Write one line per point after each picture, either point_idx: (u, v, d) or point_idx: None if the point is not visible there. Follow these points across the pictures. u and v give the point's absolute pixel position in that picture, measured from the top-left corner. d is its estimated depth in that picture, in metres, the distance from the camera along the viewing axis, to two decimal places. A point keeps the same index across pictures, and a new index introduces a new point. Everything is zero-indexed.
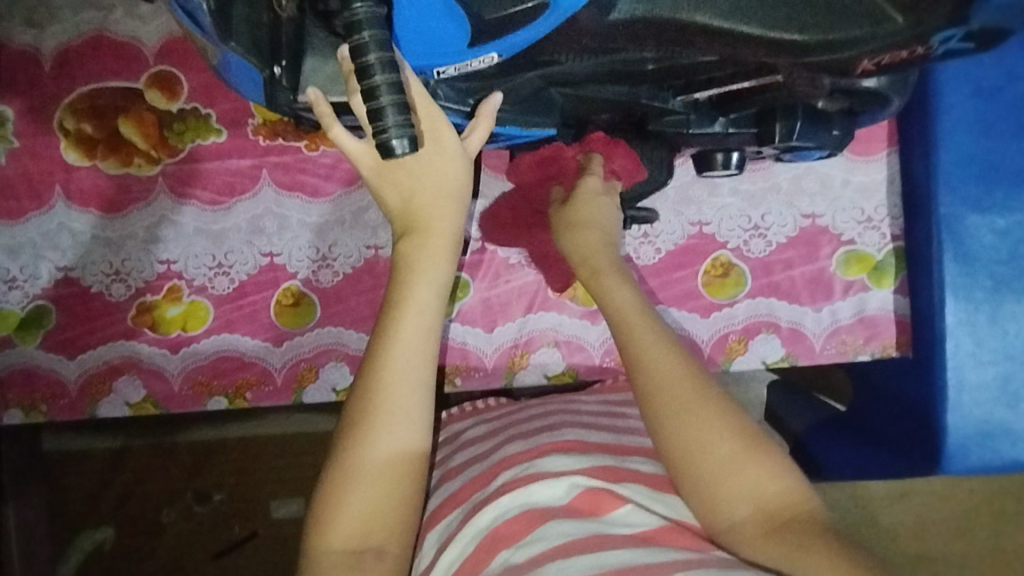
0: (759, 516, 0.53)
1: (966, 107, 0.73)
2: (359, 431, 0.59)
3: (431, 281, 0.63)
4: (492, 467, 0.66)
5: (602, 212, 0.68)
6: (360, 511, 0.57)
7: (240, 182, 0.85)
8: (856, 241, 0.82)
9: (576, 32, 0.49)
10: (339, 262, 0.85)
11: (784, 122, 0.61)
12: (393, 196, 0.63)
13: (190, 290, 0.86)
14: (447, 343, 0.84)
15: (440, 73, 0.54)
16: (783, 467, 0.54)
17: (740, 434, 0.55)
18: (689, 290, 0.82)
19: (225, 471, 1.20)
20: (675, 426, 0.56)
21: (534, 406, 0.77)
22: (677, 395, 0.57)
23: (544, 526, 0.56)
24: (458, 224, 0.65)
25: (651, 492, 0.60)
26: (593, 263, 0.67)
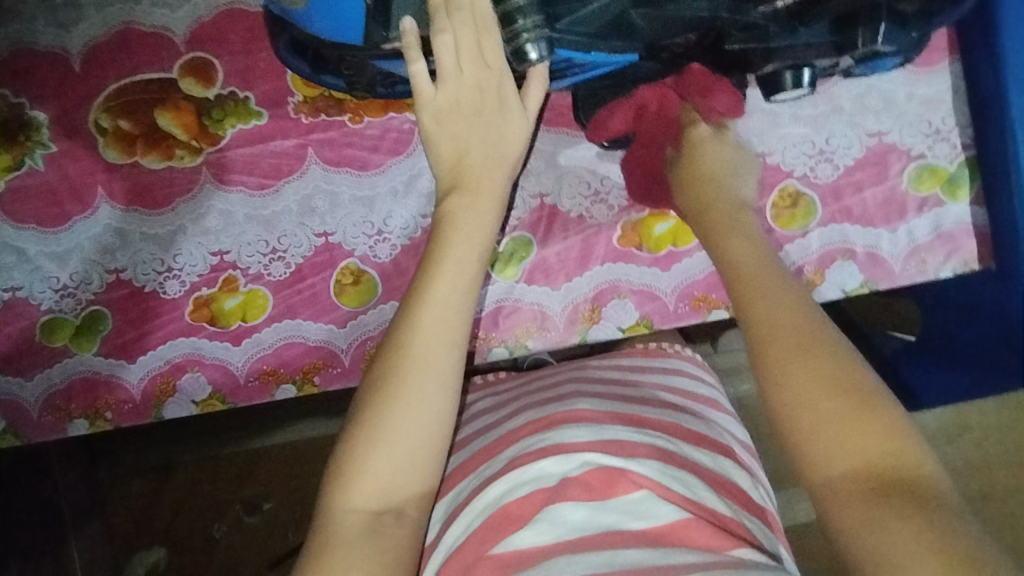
0: (857, 476, 0.47)
1: None
2: (396, 392, 0.56)
3: (460, 250, 0.61)
4: (499, 439, 0.65)
5: (723, 156, 0.70)
6: (373, 492, 0.54)
7: (287, 163, 0.83)
8: (925, 155, 0.79)
9: None
10: (396, 234, 0.83)
11: (866, 27, 0.59)
12: (449, 146, 0.65)
13: (247, 279, 0.83)
14: (517, 304, 0.82)
15: None
16: (916, 446, 0.48)
17: (869, 397, 0.50)
18: (758, 225, 0.80)
19: (277, 478, 1.17)
20: (786, 371, 0.52)
21: (553, 374, 0.76)
22: (795, 335, 0.54)
23: (555, 508, 0.54)
24: (504, 192, 0.65)
25: (667, 469, 0.57)
26: (710, 212, 0.68)
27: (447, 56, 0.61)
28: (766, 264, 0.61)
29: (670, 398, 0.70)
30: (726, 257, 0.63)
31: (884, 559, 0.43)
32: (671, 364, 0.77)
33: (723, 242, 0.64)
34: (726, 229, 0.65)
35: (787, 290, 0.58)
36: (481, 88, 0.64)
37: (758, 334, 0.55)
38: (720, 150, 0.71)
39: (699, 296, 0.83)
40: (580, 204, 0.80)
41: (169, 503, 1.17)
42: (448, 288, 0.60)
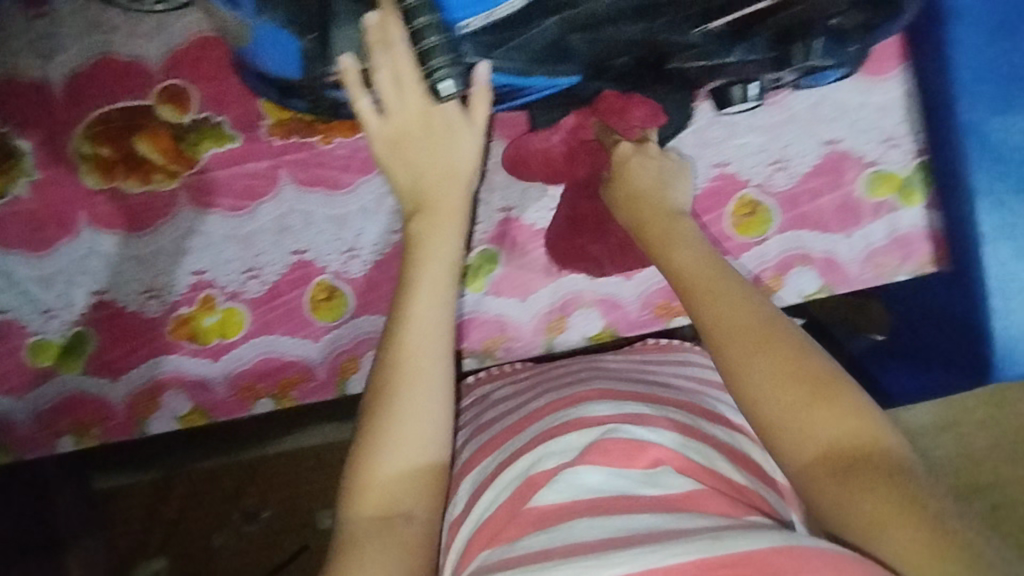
0: (824, 457, 0.53)
1: (979, 7, 0.73)
2: (390, 403, 0.61)
3: (436, 262, 0.67)
4: (526, 416, 0.68)
5: (662, 169, 0.75)
6: (399, 481, 0.58)
7: (260, 184, 0.85)
8: (878, 162, 0.81)
9: None
10: (367, 251, 0.86)
11: (802, 43, 0.63)
12: (403, 174, 0.68)
13: (224, 297, 0.86)
14: (486, 316, 0.85)
15: (467, 26, 0.60)
16: (862, 411, 0.54)
17: (815, 380, 0.56)
18: (717, 233, 0.83)
19: (273, 486, 1.20)
20: (742, 367, 0.58)
21: (567, 363, 0.78)
22: (749, 332, 0.60)
23: (579, 470, 0.56)
24: (464, 205, 0.69)
25: (679, 441, 0.61)
26: (659, 220, 0.72)
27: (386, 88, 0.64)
28: (711, 267, 0.66)
29: (686, 385, 0.74)
30: (676, 263, 0.68)
31: (865, 527, 0.49)
32: (682, 356, 0.81)
33: (674, 245, 0.69)
34: (675, 235, 0.70)
35: (743, 294, 0.63)
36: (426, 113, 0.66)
37: (712, 333, 0.61)
38: (650, 164, 0.74)
39: (662, 304, 0.86)
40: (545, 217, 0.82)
41: (168, 513, 1.20)
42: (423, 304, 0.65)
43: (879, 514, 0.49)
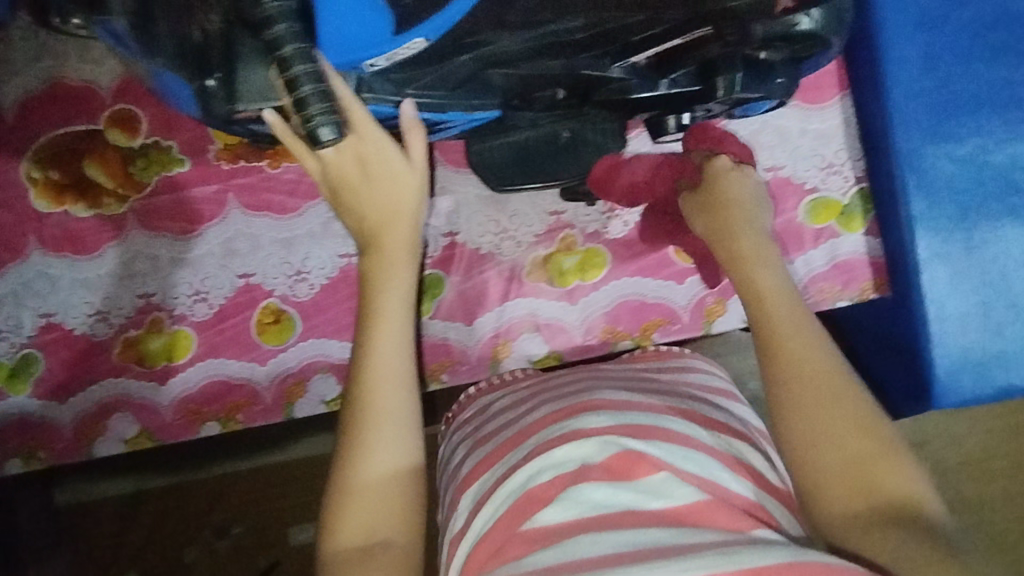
0: (864, 509, 0.52)
1: (909, 40, 0.75)
2: (363, 431, 0.61)
3: (394, 289, 0.69)
4: (521, 430, 0.64)
5: (745, 191, 0.70)
6: (388, 494, 0.58)
7: (208, 208, 0.86)
8: (819, 189, 0.82)
9: None
10: (314, 274, 0.86)
11: (725, 76, 0.62)
12: (351, 221, 0.70)
13: (172, 320, 0.86)
14: (430, 340, 0.85)
15: (371, 65, 0.49)
16: (918, 478, 0.53)
17: (879, 438, 0.55)
18: (660, 258, 0.83)
19: (244, 502, 1.19)
20: (801, 414, 0.57)
21: (567, 371, 0.73)
22: (820, 380, 0.58)
23: (580, 488, 0.54)
24: (413, 237, 0.70)
25: (678, 451, 0.58)
26: (725, 244, 0.69)
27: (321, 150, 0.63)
28: (790, 302, 0.64)
29: (697, 394, 0.70)
30: (755, 292, 0.65)
31: None
32: (683, 363, 0.77)
33: (756, 274, 0.66)
34: (760, 265, 0.66)
35: (819, 338, 0.61)
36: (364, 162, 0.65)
37: (782, 378, 0.59)
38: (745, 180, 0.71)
39: (606, 329, 0.85)
40: (490, 240, 0.84)
41: (136, 531, 1.18)
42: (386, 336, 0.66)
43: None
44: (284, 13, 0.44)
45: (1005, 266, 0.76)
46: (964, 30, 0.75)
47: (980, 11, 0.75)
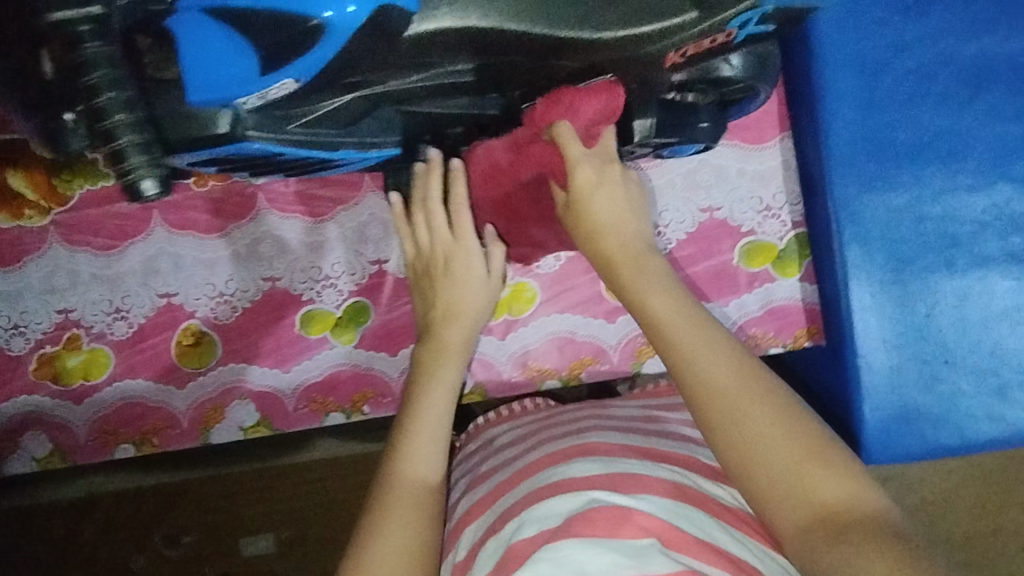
0: (813, 520, 0.49)
1: (852, 84, 0.73)
2: (389, 497, 0.61)
3: (451, 358, 0.70)
4: (517, 474, 0.64)
5: (624, 211, 0.66)
6: (401, 538, 0.57)
7: (131, 224, 0.83)
8: (755, 232, 0.80)
9: (379, 50, 0.45)
10: (237, 297, 0.83)
11: (641, 119, 0.62)
12: (421, 308, 0.74)
13: (90, 338, 0.84)
14: (354, 370, 0.83)
15: (244, 105, 0.46)
16: (854, 478, 0.51)
17: (801, 438, 0.52)
18: (592, 294, 0.81)
19: (209, 511, 1.06)
20: (730, 428, 0.54)
21: (570, 411, 0.76)
22: (730, 393, 0.55)
23: (558, 544, 0.49)
24: (484, 305, 0.73)
25: (672, 507, 0.56)
26: (634, 258, 0.64)
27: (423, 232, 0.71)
28: (688, 318, 0.59)
29: (682, 434, 0.71)
30: (649, 305, 0.61)
31: None
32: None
33: (642, 287, 0.62)
34: (645, 276, 0.63)
35: (724, 348, 0.57)
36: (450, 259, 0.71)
37: (698, 400, 0.55)
38: (613, 190, 0.65)
39: (533, 366, 0.82)
40: None
41: (89, 534, 1.06)
42: (432, 403, 0.67)
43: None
44: (108, 59, 0.42)
45: (939, 322, 0.74)
46: (909, 77, 0.72)
47: (924, 57, 0.72)
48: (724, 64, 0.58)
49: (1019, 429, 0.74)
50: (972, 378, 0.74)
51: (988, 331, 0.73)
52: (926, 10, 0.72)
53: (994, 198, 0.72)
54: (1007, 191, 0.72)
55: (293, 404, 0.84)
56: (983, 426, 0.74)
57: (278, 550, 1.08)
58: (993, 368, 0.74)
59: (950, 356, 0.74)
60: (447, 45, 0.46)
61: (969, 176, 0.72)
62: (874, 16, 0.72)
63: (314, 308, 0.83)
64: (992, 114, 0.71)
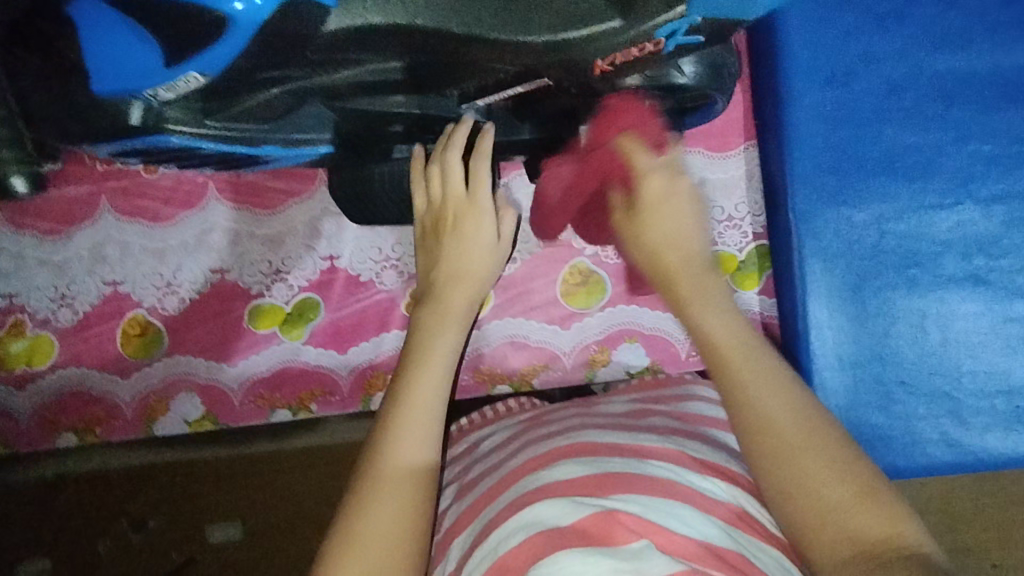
0: (858, 557, 0.43)
1: (818, 95, 0.70)
2: (372, 481, 0.51)
3: (447, 326, 0.60)
4: (505, 478, 0.59)
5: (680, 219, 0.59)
6: (386, 525, 0.49)
7: (78, 209, 0.81)
8: (716, 242, 0.77)
9: (293, 42, 0.42)
10: (185, 288, 0.81)
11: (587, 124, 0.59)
12: (424, 265, 0.65)
13: (34, 324, 0.81)
14: (302, 367, 0.82)
15: (154, 96, 0.44)
16: (903, 516, 0.44)
17: (851, 471, 0.46)
18: (547, 299, 0.79)
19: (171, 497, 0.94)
20: (781, 462, 0.47)
21: (561, 408, 0.69)
22: (783, 425, 0.48)
23: (553, 557, 0.47)
24: (489, 275, 0.65)
25: (660, 504, 0.52)
26: (689, 269, 0.57)
27: (435, 185, 0.62)
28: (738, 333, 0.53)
29: (672, 424, 0.64)
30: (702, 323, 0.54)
31: None
32: (682, 391, 0.71)
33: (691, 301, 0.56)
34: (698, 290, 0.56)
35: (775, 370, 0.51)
36: (460, 216, 0.63)
37: (749, 432, 0.49)
38: (665, 182, 0.59)
39: (483, 371, 0.79)
40: (370, 268, 0.81)
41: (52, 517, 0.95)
42: (428, 373, 0.57)
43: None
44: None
45: (901, 343, 0.71)
46: (877, 89, 0.70)
47: (894, 70, 0.70)
48: (677, 69, 0.55)
49: (975, 456, 0.70)
50: (927, 402, 0.71)
51: (947, 355, 0.71)
52: (899, 21, 0.70)
53: (958, 217, 0.70)
54: (971, 211, 0.70)
55: (239, 399, 0.82)
56: (936, 451, 0.71)
57: (245, 540, 0.95)
58: (950, 391, 0.71)
59: (906, 377, 0.71)
60: (369, 40, 0.43)
61: (933, 195, 0.70)
62: (844, 25, 0.70)
63: (263, 302, 0.81)
64: (960, 131, 0.69)
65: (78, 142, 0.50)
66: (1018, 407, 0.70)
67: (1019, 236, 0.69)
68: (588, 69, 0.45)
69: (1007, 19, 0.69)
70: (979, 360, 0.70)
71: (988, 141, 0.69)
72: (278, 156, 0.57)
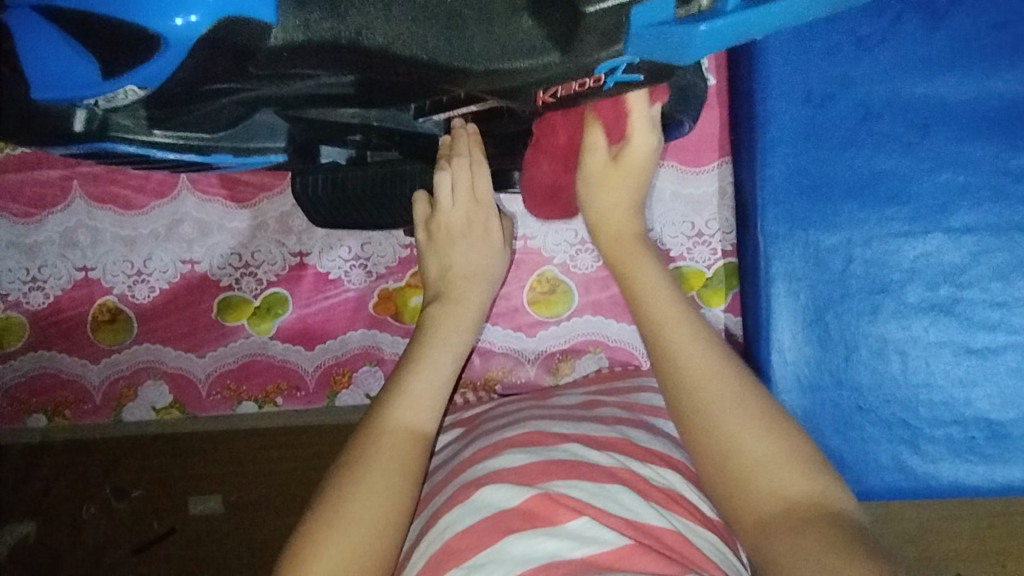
0: (781, 514, 0.47)
1: (793, 116, 0.70)
2: (365, 452, 0.52)
3: (456, 316, 0.61)
4: (456, 467, 0.57)
5: (635, 192, 0.62)
6: (374, 501, 0.50)
7: (51, 193, 0.81)
8: (684, 258, 0.77)
9: (239, 59, 0.41)
10: (155, 277, 0.82)
11: None
12: (434, 265, 0.64)
13: (6, 305, 0.82)
14: (269, 361, 0.82)
15: (96, 105, 0.43)
16: (815, 472, 0.48)
17: (767, 431, 0.50)
18: (514, 306, 0.79)
19: (156, 466, 0.90)
20: (703, 430, 0.51)
21: (506, 404, 0.67)
22: (712, 387, 0.52)
23: (504, 543, 0.48)
24: (501, 268, 0.66)
25: (604, 492, 0.51)
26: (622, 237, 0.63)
27: (444, 194, 0.62)
28: (679, 301, 0.57)
29: (623, 415, 0.62)
30: (665, 351, 0.55)
31: None
32: (637, 382, 0.69)
33: (670, 337, 0.55)
34: (675, 327, 0.55)
35: (694, 336, 0.55)
36: (471, 219, 0.64)
37: (677, 404, 0.53)
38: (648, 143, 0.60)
39: None
40: (339, 266, 0.81)
41: (40, 482, 0.92)
42: (432, 356, 0.58)
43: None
44: None
45: (862, 368, 0.71)
46: (853, 113, 0.69)
47: (871, 94, 0.69)
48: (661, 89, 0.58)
49: (927, 484, 0.70)
50: (882, 428, 0.71)
51: (906, 383, 0.70)
52: (878, 45, 0.69)
53: (927, 247, 0.69)
54: (940, 240, 0.69)
55: (207, 390, 0.83)
56: (890, 477, 0.71)
57: (225, 513, 0.90)
58: (906, 418, 0.71)
59: (864, 403, 0.71)
60: (316, 61, 0.42)
61: (903, 223, 0.69)
62: (822, 48, 0.69)
63: (232, 295, 0.81)
64: (936, 160, 0.69)
65: (27, 145, 0.49)
66: (973, 438, 0.70)
67: (986, 268, 0.69)
68: (530, 100, 0.45)
69: (989, 47, 0.68)
70: (937, 389, 0.70)
71: (963, 170, 0.68)
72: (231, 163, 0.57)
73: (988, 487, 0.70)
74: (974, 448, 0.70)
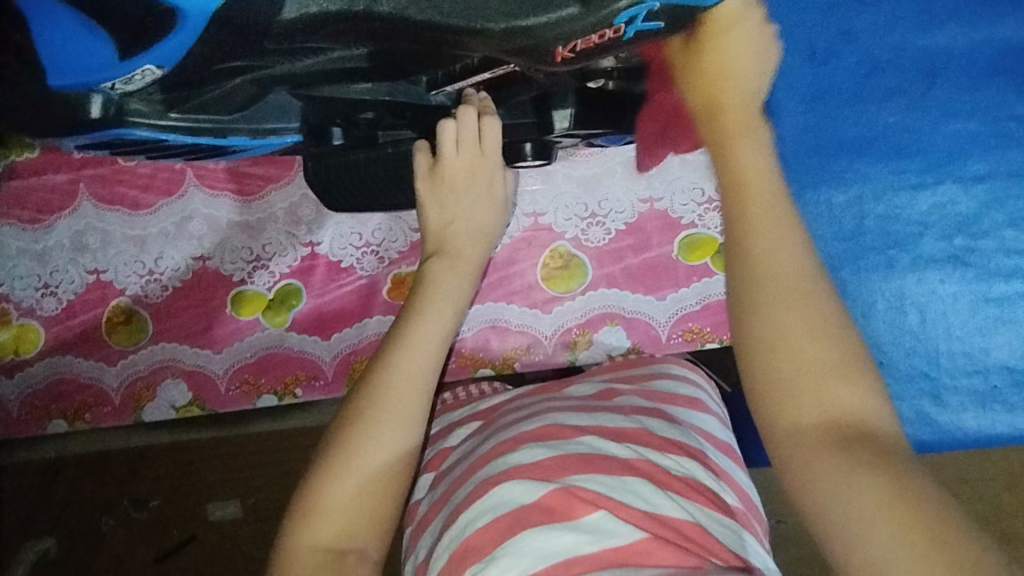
0: (827, 425, 0.46)
1: (799, 75, 0.70)
2: (360, 430, 0.53)
3: (449, 293, 0.62)
4: (473, 463, 0.57)
5: (736, 63, 0.56)
6: (368, 483, 0.52)
7: (58, 197, 0.80)
8: (696, 225, 0.77)
9: (253, 35, 0.41)
10: (167, 275, 0.81)
11: (557, 109, 0.59)
12: (434, 214, 0.64)
13: (19, 313, 0.81)
14: (286, 353, 0.82)
15: (114, 88, 0.43)
16: (872, 392, 0.47)
17: (838, 342, 0.48)
18: (528, 283, 0.79)
19: (171, 477, 0.91)
20: (766, 317, 0.49)
21: (517, 397, 0.66)
22: (786, 285, 0.50)
23: (521, 537, 0.47)
24: (495, 229, 0.67)
25: (621, 484, 0.51)
26: (714, 115, 0.57)
27: (447, 144, 0.61)
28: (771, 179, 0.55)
29: (641, 403, 0.62)
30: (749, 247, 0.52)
31: (839, 512, 0.43)
32: (656, 369, 0.69)
33: (756, 227, 0.52)
34: (768, 215, 0.52)
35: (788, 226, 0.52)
36: (473, 171, 0.63)
37: (750, 282, 0.51)
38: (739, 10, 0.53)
39: (466, 355, 0.79)
40: (352, 253, 0.81)
41: (57, 497, 0.92)
42: (426, 333, 0.58)
43: (882, 529, 0.41)
44: None
45: (880, 325, 0.71)
46: (860, 66, 0.69)
47: (875, 49, 0.69)
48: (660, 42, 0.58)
49: (951, 435, 0.70)
50: (904, 383, 0.71)
51: (925, 336, 0.70)
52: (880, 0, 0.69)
53: (939, 197, 0.70)
54: (952, 191, 0.69)
55: (226, 385, 0.82)
56: (915, 431, 0.71)
57: (244, 517, 0.91)
58: (927, 370, 0.71)
59: (884, 357, 0.71)
60: (330, 33, 0.42)
61: (914, 175, 0.70)
62: (825, 4, 0.69)
63: (246, 289, 0.81)
64: (945, 110, 0.69)
65: (43, 134, 0.49)
66: (995, 386, 0.70)
67: (998, 216, 0.69)
68: (550, 59, 0.45)
69: None
70: (957, 340, 0.70)
71: (971, 119, 0.69)
72: (244, 146, 0.58)
73: (1012, 435, 0.70)
74: (997, 396, 0.70)
